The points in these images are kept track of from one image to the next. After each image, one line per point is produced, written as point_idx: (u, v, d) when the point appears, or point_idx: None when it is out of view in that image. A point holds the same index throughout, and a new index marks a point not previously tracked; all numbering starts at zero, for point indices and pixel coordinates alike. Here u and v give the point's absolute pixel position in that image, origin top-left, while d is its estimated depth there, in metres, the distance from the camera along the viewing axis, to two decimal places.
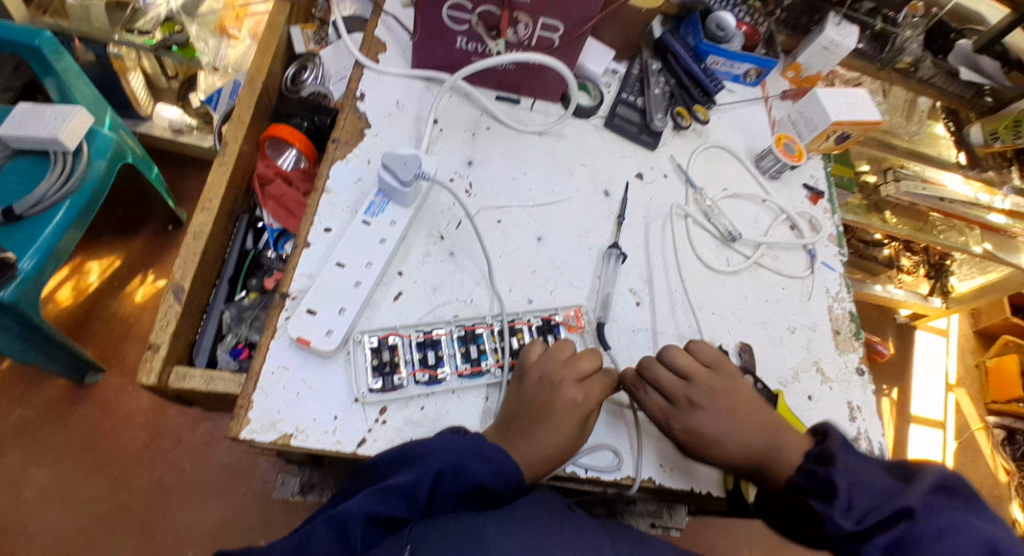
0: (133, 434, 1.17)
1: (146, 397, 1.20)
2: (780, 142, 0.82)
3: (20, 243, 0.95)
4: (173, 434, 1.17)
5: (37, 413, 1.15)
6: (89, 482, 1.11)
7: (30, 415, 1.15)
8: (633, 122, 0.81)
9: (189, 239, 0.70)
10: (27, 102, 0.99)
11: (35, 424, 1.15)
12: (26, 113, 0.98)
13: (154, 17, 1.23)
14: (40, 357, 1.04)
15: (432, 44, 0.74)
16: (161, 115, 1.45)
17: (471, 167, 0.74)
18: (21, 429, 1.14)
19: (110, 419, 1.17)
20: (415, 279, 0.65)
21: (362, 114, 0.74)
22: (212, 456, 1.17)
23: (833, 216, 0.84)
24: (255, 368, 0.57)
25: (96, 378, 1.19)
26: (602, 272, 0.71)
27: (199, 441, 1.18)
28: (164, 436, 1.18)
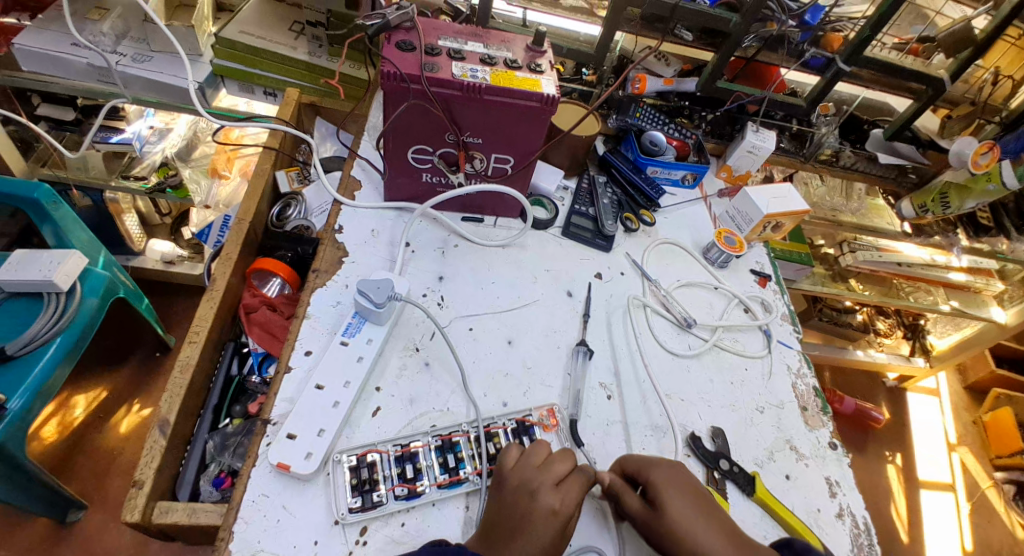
0: None
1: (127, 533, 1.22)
2: (721, 236, 0.90)
3: (9, 385, 0.98)
4: None
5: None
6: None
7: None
8: (587, 229, 0.90)
9: (176, 373, 0.73)
10: (23, 249, 1.05)
11: None
12: (22, 259, 1.04)
13: (150, 164, 1.38)
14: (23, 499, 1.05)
15: (401, 181, 0.84)
16: (154, 249, 1.52)
17: (442, 282, 0.80)
18: None
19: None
20: (392, 393, 0.68)
21: (341, 244, 0.81)
22: None
23: (783, 296, 0.91)
24: (236, 498, 0.58)
25: (78, 516, 1.20)
26: (572, 369, 0.75)
27: None
28: None
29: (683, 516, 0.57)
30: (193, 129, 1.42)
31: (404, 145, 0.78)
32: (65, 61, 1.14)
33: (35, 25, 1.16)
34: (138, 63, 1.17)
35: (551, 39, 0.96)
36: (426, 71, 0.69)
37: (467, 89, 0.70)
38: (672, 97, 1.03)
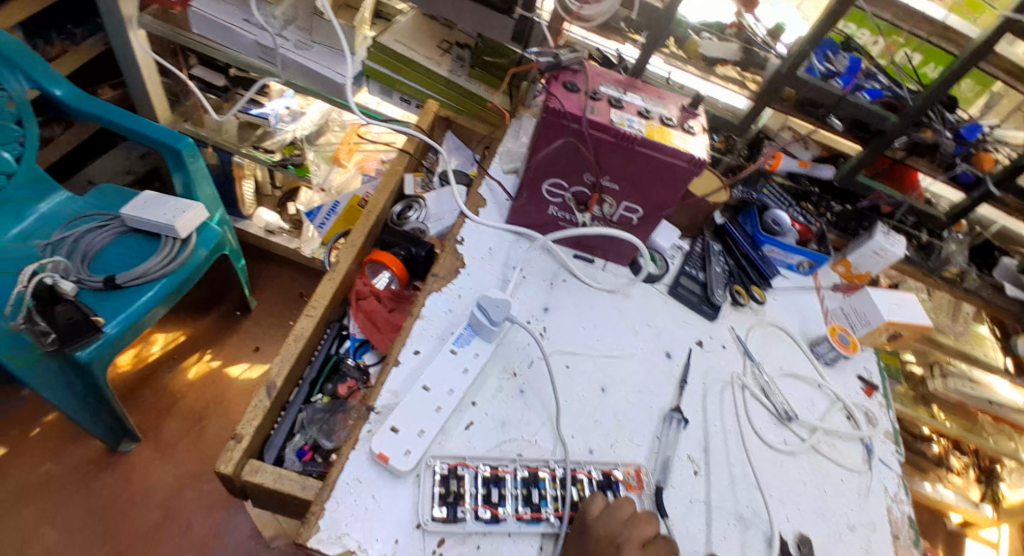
0: (147, 511, 1.26)
1: (169, 474, 1.30)
2: (836, 332, 0.88)
3: (112, 311, 1.14)
4: (184, 518, 1.26)
5: (69, 470, 1.26)
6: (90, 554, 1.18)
7: (57, 472, 1.26)
8: (695, 293, 0.88)
9: (290, 341, 0.77)
10: (154, 194, 1.25)
11: (60, 479, 1.25)
12: (151, 202, 1.24)
13: (280, 140, 1.48)
14: (88, 418, 1.18)
15: (528, 208, 0.86)
16: (261, 217, 1.63)
17: (547, 313, 0.81)
18: (44, 484, 1.24)
19: (130, 492, 1.26)
20: (487, 411, 0.69)
21: (460, 255, 0.84)
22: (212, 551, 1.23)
23: (888, 411, 0.86)
24: (332, 476, 0.60)
25: (129, 447, 1.31)
26: (663, 434, 0.73)
27: (205, 533, 1.26)
28: (176, 518, 1.26)
29: None
30: (324, 117, 1.52)
31: (542, 177, 0.80)
32: (237, 35, 1.23)
33: None
34: (299, 50, 1.24)
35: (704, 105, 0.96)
36: (588, 114, 0.71)
37: (621, 137, 0.71)
38: (802, 181, 1.02)
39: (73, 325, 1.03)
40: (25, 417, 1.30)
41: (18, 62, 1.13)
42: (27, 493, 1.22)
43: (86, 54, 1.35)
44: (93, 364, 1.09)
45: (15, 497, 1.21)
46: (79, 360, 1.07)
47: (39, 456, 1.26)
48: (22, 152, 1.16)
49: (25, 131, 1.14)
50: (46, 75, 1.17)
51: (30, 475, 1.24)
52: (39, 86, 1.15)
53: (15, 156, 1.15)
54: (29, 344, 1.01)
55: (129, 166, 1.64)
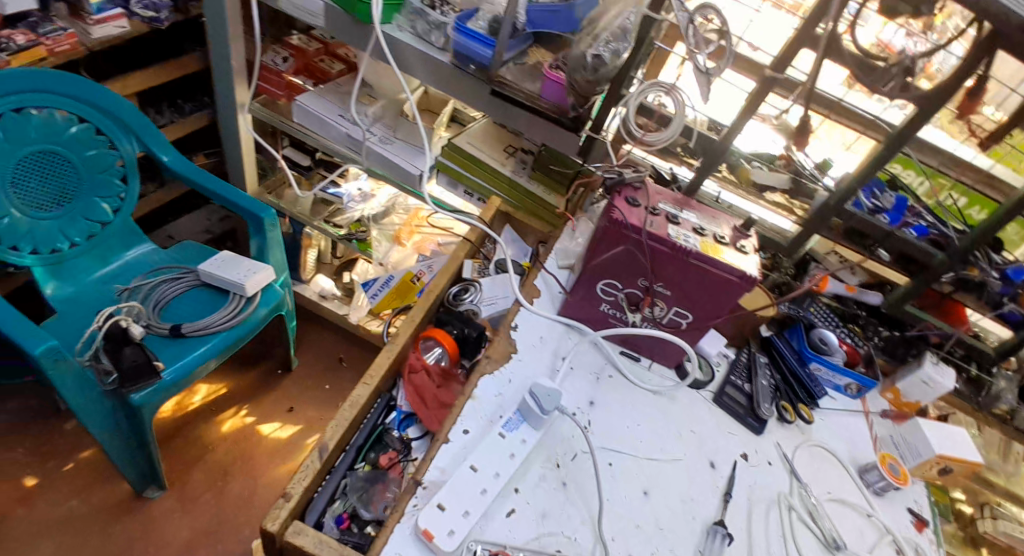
0: None
1: (186, 529, 1.30)
2: (885, 461, 0.87)
3: (171, 356, 1.21)
4: None
5: (93, 510, 1.27)
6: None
7: (80, 510, 1.27)
8: (740, 404, 0.89)
9: (345, 406, 0.81)
10: (231, 254, 1.37)
11: (81, 518, 1.26)
12: (227, 260, 1.36)
13: (349, 216, 1.63)
14: (124, 460, 1.21)
15: (581, 304, 0.91)
16: (317, 283, 1.74)
17: (592, 407, 0.83)
18: (65, 522, 1.25)
19: (145, 542, 1.26)
20: (529, 500, 0.70)
21: (512, 341, 0.89)
22: None
23: (941, 552, 0.82)
24: (376, 547, 0.61)
25: (153, 494, 1.32)
26: (705, 548, 0.72)
27: None
28: None
29: None
30: (390, 201, 1.65)
31: (598, 277, 0.86)
32: (331, 127, 1.40)
33: (317, 92, 1.43)
34: (383, 144, 1.39)
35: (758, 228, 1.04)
36: (648, 227, 0.78)
37: (676, 249, 0.77)
38: (850, 304, 1.05)
39: (136, 368, 1.09)
40: (64, 450, 1.34)
41: (136, 129, 1.27)
42: (47, 529, 1.23)
43: (190, 124, 1.52)
44: (143, 406, 1.14)
45: (35, 531, 1.22)
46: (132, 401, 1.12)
47: (67, 492, 1.29)
48: (121, 206, 1.30)
49: (127, 188, 1.29)
50: (159, 143, 1.31)
51: (53, 511, 1.25)
52: (149, 151, 1.29)
53: (114, 208, 1.29)
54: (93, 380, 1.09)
55: (208, 226, 1.79)
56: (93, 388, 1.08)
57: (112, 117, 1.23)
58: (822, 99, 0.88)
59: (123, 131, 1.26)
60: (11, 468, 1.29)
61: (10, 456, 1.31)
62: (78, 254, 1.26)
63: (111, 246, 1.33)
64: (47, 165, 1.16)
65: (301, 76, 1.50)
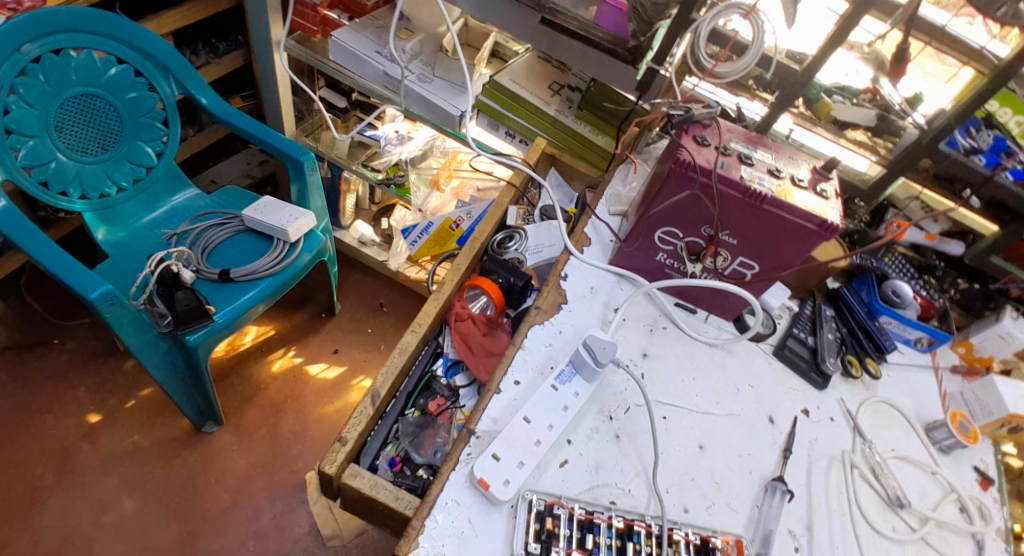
0: (218, 494, 1.32)
1: (243, 461, 1.38)
2: (955, 419, 0.82)
3: (222, 301, 1.24)
4: (250, 507, 1.32)
5: (156, 444, 1.36)
6: (165, 526, 1.25)
7: (144, 444, 1.35)
8: (803, 358, 0.85)
9: (395, 354, 0.81)
10: (272, 198, 1.36)
11: (146, 451, 1.34)
12: (269, 206, 1.35)
13: (387, 161, 1.60)
14: (181, 398, 1.27)
15: (635, 253, 0.87)
16: (356, 230, 1.74)
17: (645, 360, 0.80)
18: (130, 454, 1.33)
19: (206, 473, 1.34)
20: (581, 451, 0.69)
21: (563, 291, 0.86)
22: (273, 544, 1.28)
23: (1005, 510, 0.80)
24: (431, 494, 0.62)
25: (211, 429, 1.39)
26: (763, 503, 0.70)
27: (269, 524, 1.30)
28: (243, 505, 1.33)
29: None
30: (428, 143, 1.62)
31: (657, 225, 0.81)
32: (368, 64, 1.34)
33: (352, 28, 1.37)
34: (421, 82, 1.33)
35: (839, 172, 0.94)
36: (718, 169, 0.71)
37: (749, 195, 0.71)
38: (928, 254, 0.98)
39: (188, 311, 1.13)
40: (126, 387, 1.42)
41: (172, 68, 1.24)
42: (115, 461, 1.32)
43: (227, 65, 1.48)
44: (196, 348, 1.18)
45: (105, 462, 1.31)
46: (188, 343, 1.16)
47: (130, 428, 1.36)
48: (164, 150, 1.29)
49: (169, 131, 1.28)
50: (198, 85, 1.29)
51: (118, 445, 1.34)
52: (189, 93, 1.27)
53: (157, 152, 1.29)
54: (149, 322, 1.12)
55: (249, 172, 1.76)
56: (149, 330, 1.12)
57: (147, 56, 1.20)
58: (921, 23, 0.78)
59: (161, 72, 1.24)
60: (78, 404, 1.38)
61: (75, 392, 1.39)
62: (127, 199, 1.28)
63: (157, 191, 1.35)
64: (91, 108, 1.15)
65: (335, 10, 1.42)
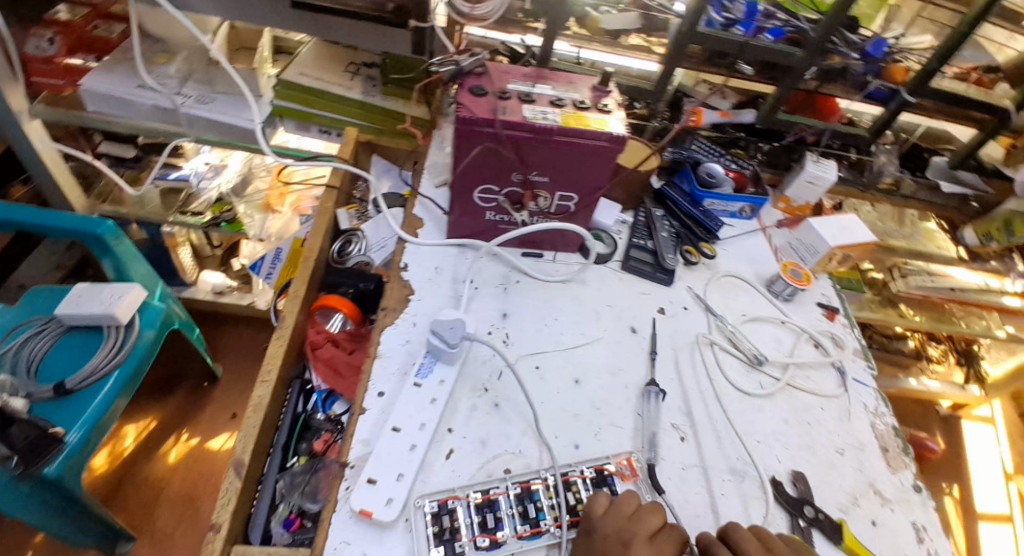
0: None
1: None
2: (786, 269, 0.90)
3: (70, 417, 1.06)
4: None
5: None
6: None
7: None
8: (647, 263, 0.89)
9: (249, 413, 0.73)
10: (85, 283, 1.17)
11: None
12: (84, 292, 1.16)
13: (206, 199, 1.42)
14: (73, 530, 1.10)
15: (465, 221, 0.84)
16: (206, 280, 1.58)
17: (506, 320, 0.79)
18: None
19: None
20: (464, 435, 0.67)
21: (407, 282, 0.81)
22: None
23: (852, 331, 0.89)
24: (318, 544, 0.58)
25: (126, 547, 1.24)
26: (644, 409, 0.74)
27: None
28: None
29: None
30: (247, 165, 1.48)
31: (471, 186, 0.78)
32: (133, 103, 1.15)
33: (104, 67, 1.17)
34: (202, 104, 1.17)
35: (618, 77, 0.97)
36: (500, 115, 0.69)
37: (539, 131, 0.70)
38: (728, 129, 1.04)
39: (31, 443, 0.95)
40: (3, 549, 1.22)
41: None
42: None
43: None
44: (63, 479, 1.02)
45: None
46: (48, 478, 0.99)
47: None
48: None
49: None
50: None
51: None
52: None
53: None
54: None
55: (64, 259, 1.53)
56: None
57: None
58: None
59: None
60: None
61: None
62: None
63: None
64: None
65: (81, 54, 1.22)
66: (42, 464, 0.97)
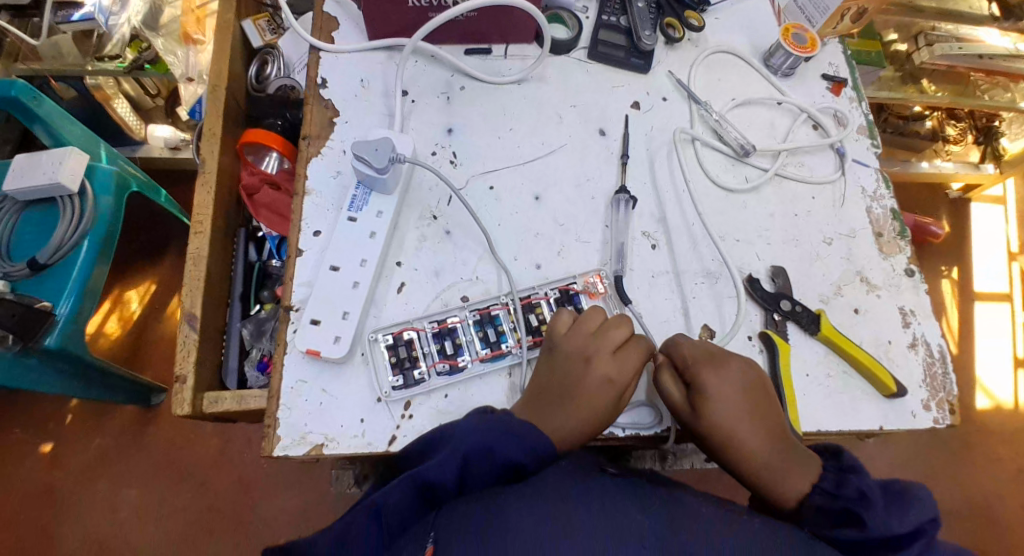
0: None
1: None
2: (788, 34, 0.73)
3: (56, 290, 0.97)
4: None
5: (115, 439, 1.24)
6: (176, 491, 1.20)
7: (109, 445, 1.23)
8: (619, 47, 0.74)
9: (189, 265, 0.68)
10: (24, 154, 1.00)
11: (112, 453, 1.23)
12: (26, 163, 0.99)
13: (119, 39, 1.16)
14: (103, 391, 1.12)
15: (382, 9, 0.67)
16: (155, 136, 1.42)
17: (451, 136, 0.69)
18: (99, 461, 1.22)
19: None
20: (415, 267, 0.62)
21: (329, 102, 0.69)
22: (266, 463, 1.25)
23: (860, 105, 0.77)
24: (274, 386, 0.57)
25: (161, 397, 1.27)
26: (613, 220, 0.67)
27: None
28: None
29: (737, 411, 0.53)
30: None
31: None
32: None
33: None
34: None
35: None
36: None
37: None
38: None
39: (22, 320, 0.89)
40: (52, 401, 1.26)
41: None
42: (91, 473, 1.21)
43: None
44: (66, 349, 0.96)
45: (82, 477, 1.21)
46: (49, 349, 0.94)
47: (82, 440, 1.23)
48: None
49: None
50: None
51: (84, 455, 1.22)
52: None
53: None
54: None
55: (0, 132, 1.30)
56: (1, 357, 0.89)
57: None
58: None
59: None
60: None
61: None
62: None
63: None
64: None
65: None
66: (40, 336, 0.92)
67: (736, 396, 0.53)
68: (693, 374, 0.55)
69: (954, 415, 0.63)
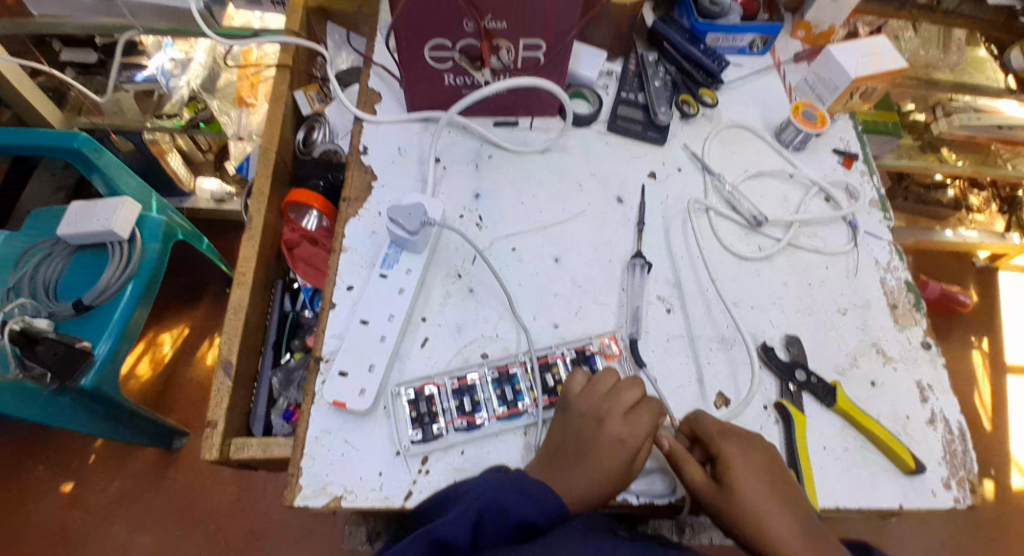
0: None
1: None
2: (799, 111, 0.78)
3: (97, 331, 1.03)
4: None
5: (135, 480, 1.26)
6: (189, 537, 1.21)
7: (128, 485, 1.25)
8: (637, 121, 0.80)
9: (229, 315, 0.73)
10: (80, 202, 1.07)
11: (131, 494, 1.25)
12: (81, 211, 1.07)
13: (178, 99, 1.27)
14: (131, 431, 1.15)
15: (421, 87, 0.76)
16: (203, 189, 1.54)
17: (478, 201, 0.74)
18: (117, 501, 1.24)
19: None
20: (438, 323, 0.66)
21: (368, 168, 0.75)
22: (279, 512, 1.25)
23: (872, 179, 0.80)
24: (300, 435, 0.59)
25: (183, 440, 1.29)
26: (629, 284, 0.70)
27: None
28: None
29: (751, 484, 0.53)
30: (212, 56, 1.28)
31: (418, 43, 0.68)
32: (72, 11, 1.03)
33: None
34: None
35: None
36: None
37: None
38: None
39: (62, 358, 0.93)
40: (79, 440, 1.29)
41: None
42: (109, 513, 1.23)
43: None
44: (101, 388, 1.00)
45: (100, 517, 1.23)
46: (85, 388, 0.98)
47: (104, 477, 1.26)
48: None
49: None
50: None
51: (104, 495, 1.24)
52: None
53: None
54: (34, 388, 0.93)
55: (60, 179, 1.41)
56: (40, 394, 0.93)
57: None
58: None
59: None
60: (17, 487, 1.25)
61: None
62: None
63: None
64: None
65: None
66: (78, 375, 0.96)
67: (746, 465, 0.54)
68: (711, 439, 0.56)
69: (976, 494, 0.62)
